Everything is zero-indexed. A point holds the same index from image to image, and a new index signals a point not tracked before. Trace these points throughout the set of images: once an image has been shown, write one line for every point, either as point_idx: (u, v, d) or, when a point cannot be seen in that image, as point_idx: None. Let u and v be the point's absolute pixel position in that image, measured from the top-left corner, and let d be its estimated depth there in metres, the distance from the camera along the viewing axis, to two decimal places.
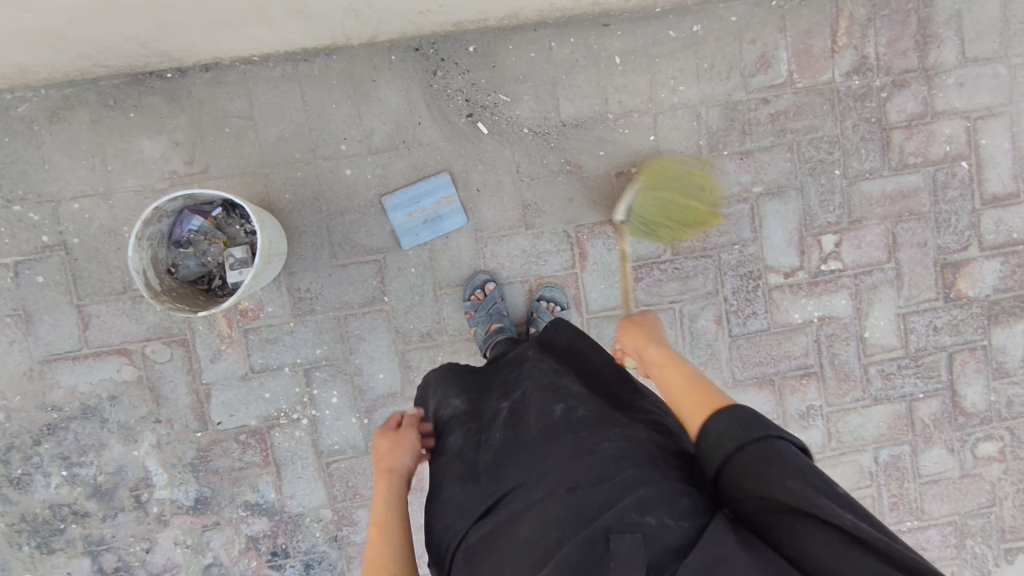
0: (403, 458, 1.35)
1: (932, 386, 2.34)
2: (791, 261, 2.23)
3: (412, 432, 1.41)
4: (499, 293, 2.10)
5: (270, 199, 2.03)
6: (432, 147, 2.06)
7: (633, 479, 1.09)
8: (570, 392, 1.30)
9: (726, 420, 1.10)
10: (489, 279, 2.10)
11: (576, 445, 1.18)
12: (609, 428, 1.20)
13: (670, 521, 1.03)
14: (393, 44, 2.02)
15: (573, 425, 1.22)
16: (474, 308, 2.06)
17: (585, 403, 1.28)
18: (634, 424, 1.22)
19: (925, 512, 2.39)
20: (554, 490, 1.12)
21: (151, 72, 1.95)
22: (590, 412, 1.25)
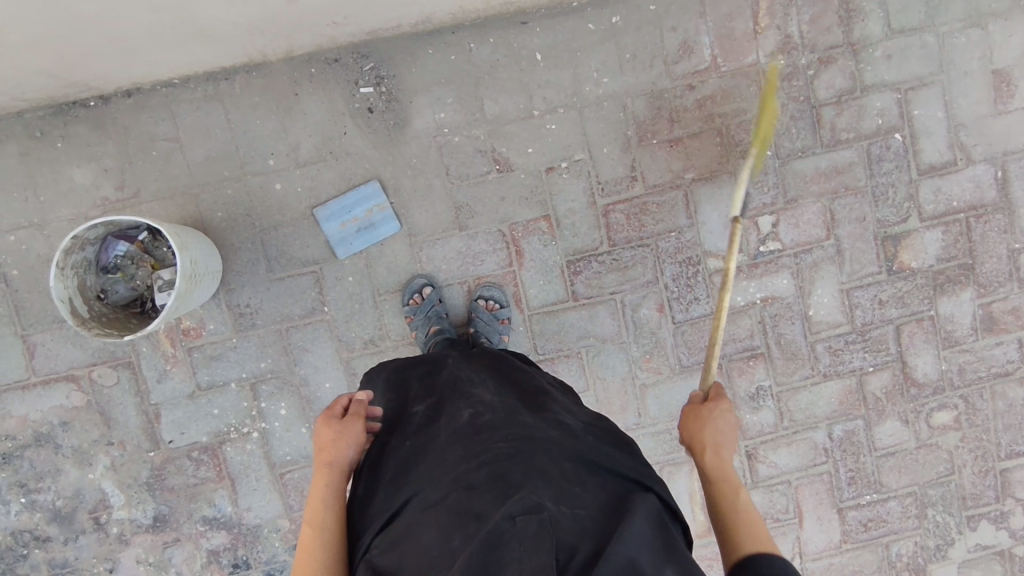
0: (347, 452, 1.30)
1: (881, 359, 2.34)
2: (730, 245, 2.24)
3: (358, 424, 1.35)
4: (438, 294, 2.13)
5: (202, 218, 2.05)
6: (360, 156, 2.08)
7: (529, 474, 1.15)
8: (481, 401, 1.41)
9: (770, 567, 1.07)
10: (426, 282, 2.13)
11: (479, 444, 1.25)
12: (511, 429, 1.29)
13: (568, 511, 1.09)
14: (312, 57, 2.04)
15: (477, 427, 1.31)
16: (413, 313, 2.08)
17: (492, 410, 1.38)
18: (536, 428, 1.31)
19: (883, 484, 2.39)
20: (455, 485, 1.17)
21: (74, 101, 1.97)
22: (495, 416, 1.35)
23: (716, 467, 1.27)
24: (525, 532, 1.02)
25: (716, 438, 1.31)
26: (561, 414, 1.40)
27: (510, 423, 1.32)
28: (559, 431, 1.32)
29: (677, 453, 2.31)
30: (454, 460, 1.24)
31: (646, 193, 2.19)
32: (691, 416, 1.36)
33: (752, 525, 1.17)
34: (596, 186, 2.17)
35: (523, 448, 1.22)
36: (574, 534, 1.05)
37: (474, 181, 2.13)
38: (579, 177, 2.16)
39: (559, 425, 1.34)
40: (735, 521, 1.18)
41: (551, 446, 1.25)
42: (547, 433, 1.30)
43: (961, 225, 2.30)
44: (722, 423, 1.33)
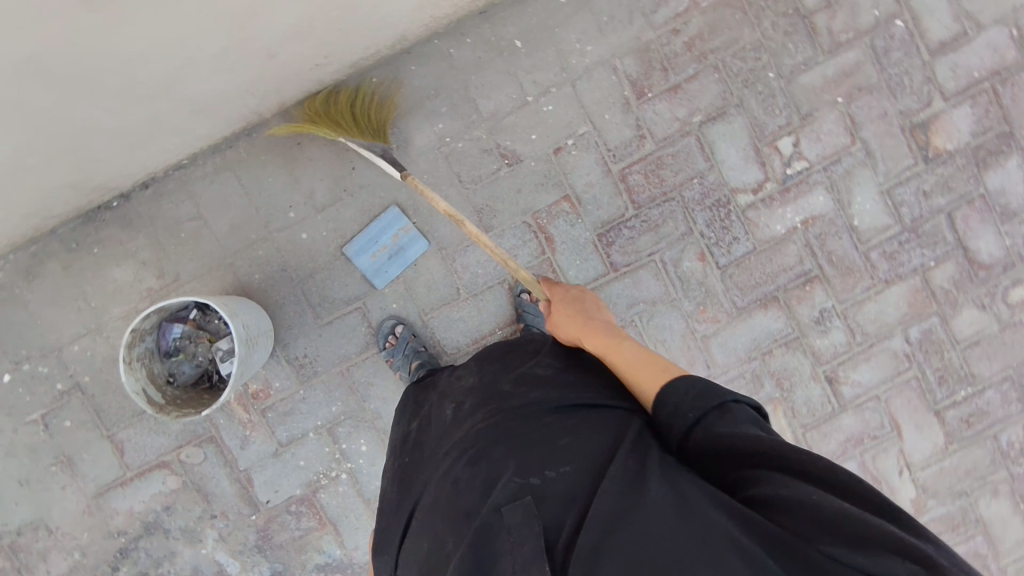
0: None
1: (940, 251, 2.26)
2: (756, 176, 2.20)
3: None
4: (411, 329, 2.14)
5: (242, 284, 2.11)
6: (372, 186, 2.12)
7: (507, 450, 1.20)
8: (463, 389, 1.46)
9: (683, 387, 1.17)
10: (396, 321, 2.14)
11: (469, 433, 1.30)
12: (493, 405, 1.34)
13: (553, 472, 1.13)
14: (304, 104, 2.09)
15: (462, 417, 1.37)
16: (391, 353, 2.09)
17: (472, 395, 1.43)
18: (517, 395, 1.35)
19: (975, 376, 2.31)
20: (445, 483, 1.24)
21: (99, 206, 2.06)
22: (474, 399, 1.40)
23: (594, 340, 1.41)
24: (512, 516, 1.07)
25: (582, 323, 1.46)
26: (540, 370, 1.43)
27: (493, 401, 1.36)
28: (538, 390, 1.35)
29: (756, 395, 2.27)
30: (444, 455, 1.31)
31: (658, 147, 2.17)
32: (554, 319, 1.53)
33: (643, 363, 1.30)
34: (607, 154, 2.16)
35: (506, 423, 1.27)
36: (560, 498, 1.08)
37: (487, 180, 2.14)
38: (588, 150, 2.16)
39: (542, 384, 1.37)
40: (631, 369, 1.31)
41: (531, 409, 1.29)
42: (527, 398, 1.33)
43: (989, 94, 2.22)
44: (569, 306, 1.53)
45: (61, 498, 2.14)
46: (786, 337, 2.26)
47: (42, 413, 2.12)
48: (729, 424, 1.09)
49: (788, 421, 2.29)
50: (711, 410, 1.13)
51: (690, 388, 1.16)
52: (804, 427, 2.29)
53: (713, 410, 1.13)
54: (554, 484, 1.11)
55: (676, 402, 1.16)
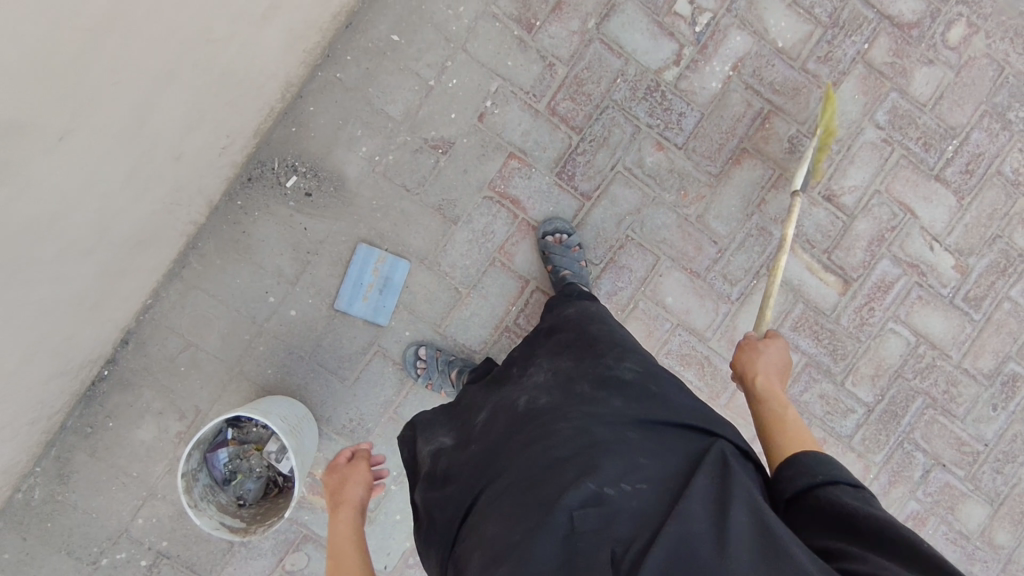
0: (355, 489, 1.48)
1: (868, 31, 2.25)
2: (670, 48, 2.18)
3: (362, 463, 1.55)
4: (433, 346, 2.13)
5: (261, 385, 2.08)
6: (331, 237, 2.09)
7: (591, 455, 1.21)
8: (539, 387, 1.52)
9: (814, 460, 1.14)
10: (417, 346, 2.13)
11: (552, 433, 1.31)
12: (571, 406, 1.38)
13: (630, 487, 1.15)
14: (229, 192, 2.03)
15: (542, 418, 1.38)
16: (428, 377, 2.08)
17: (552, 399, 1.44)
18: (595, 400, 1.38)
19: (955, 127, 2.31)
20: (518, 478, 1.26)
21: (91, 382, 2.02)
22: (550, 397, 1.45)
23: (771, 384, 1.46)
24: (585, 528, 1.10)
25: (771, 371, 1.51)
26: (618, 369, 1.48)
27: (574, 406, 1.38)
28: (616, 397, 1.39)
29: (771, 245, 2.26)
30: (516, 450, 1.33)
31: (570, 67, 2.15)
32: (749, 347, 1.59)
33: (801, 428, 1.30)
34: (527, 98, 2.14)
35: (589, 430, 1.28)
36: (636, 512, 1.10)
37: (433, 176, 2.11)
38: (509, 102, 2.13)
39: (621, 393, 1.40)
40: (787, 419, 1.33)
41: (613, 418, 1.32)
42: (609, 405, 1.36)
43: None
44: (771, 355, 1.55)
45: None
46: (771, 179, 2.25)
47: None
48: (853, 497, 1.04)
49: (810, 253, 2.29)
50: (841, 481, 1.08)
51: (827, 460, 1.13)
52: (826, 251, 2.29)
53: (843, 483, 1.08)
54: (630, 499, 1.12)
55: (806, 466, 1.13)
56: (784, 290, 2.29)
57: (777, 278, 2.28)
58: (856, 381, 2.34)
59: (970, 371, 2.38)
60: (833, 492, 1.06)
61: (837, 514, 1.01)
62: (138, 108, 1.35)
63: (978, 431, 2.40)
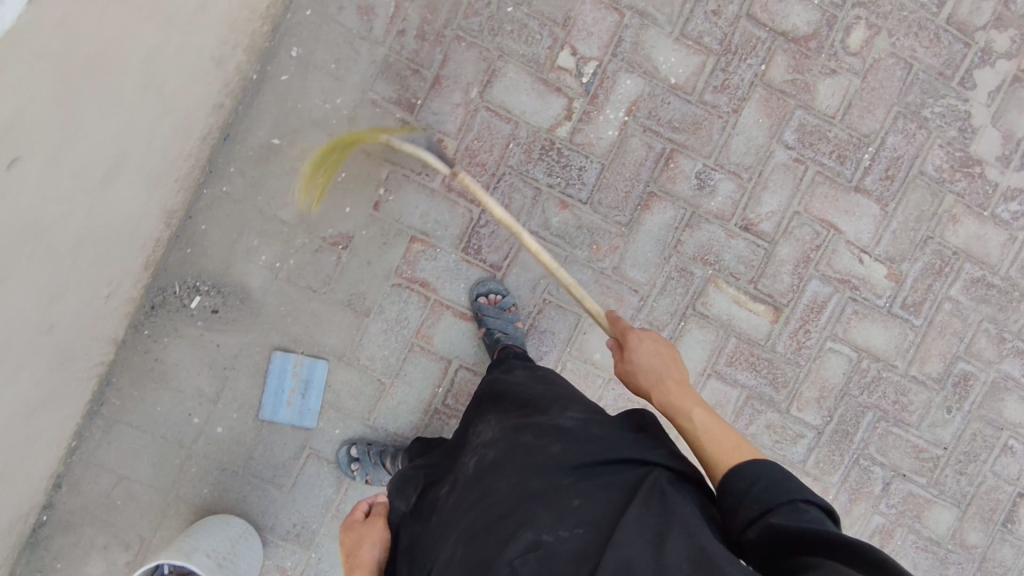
0: (371, 550, 1.44)
1: (763, 51, 2.17)
2: (559, 104, 2.12)
3: (376, 521, 1.51)
4: (364, 441, 2.12)
5: (199, 504, 2.11)
6: (245, 349, 2.08)
7: (530, 511, 1.17)
8: (485, 443, 1.42)
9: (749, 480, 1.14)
10: (348, 445, 2.12)
11: (493, 489, 1.26)
12: (513, 461, 1.30)
13: (567, 532, 1.11)
14: (135, 323, 2.04)
15: (481, 473, 1.31)
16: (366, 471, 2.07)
17: (494, 448, 1.36)
18: (535, 449, 1.31)
19: (869, 135, 2.23)
20: (460, 538, 1.20)
21: (33, 528, 2.05)
22: (495, 451, 1.36)
23: (662, 394, 1.45)
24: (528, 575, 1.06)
25: (657, 372, 1.50)
26: (562, 417, 1.39)
27: (512, 457, 1.31)
28: (559, 442, 1.31)
29: (693, 285, 2.22)
30: (460, 513, 1.26)
31: (459, 141, 2.10)
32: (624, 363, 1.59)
33: (715, 433, 1.29)
34: (420, 178, 2.10)
35: (526, 483, 1.24)
36: (570, 556, 1.07)
37: (337, 273, 2.09)
38: (402, 186, 2.09)
39: (562, 437, 1.32)
40: (701, 427, 1.32)
41: (551, 466, 1.26)
42: (547, 451, 1.30)
43: None
44: (642, 355, 1.55)
45: None
46: (684, 219, 2.19)
47: None
48: (792, 517, 1.03)
49: (735, 286, 2.24)
50: (776, 504, 1.07)
51: (760, 477, 1.13)
52: (752, 282, 2.24)
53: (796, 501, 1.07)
54: (566, 543, 1.10)
55: (743, 494, 1.12)
56: (715, 327, 2.24)
57: (703, 316, 2.23)
58: (801, 407, 2.30)
59: (919, 377, 2.33)
60: (773, 517, 1.05)
61: (780, 535, 1.00)
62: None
63: (935, 436, 2.36)
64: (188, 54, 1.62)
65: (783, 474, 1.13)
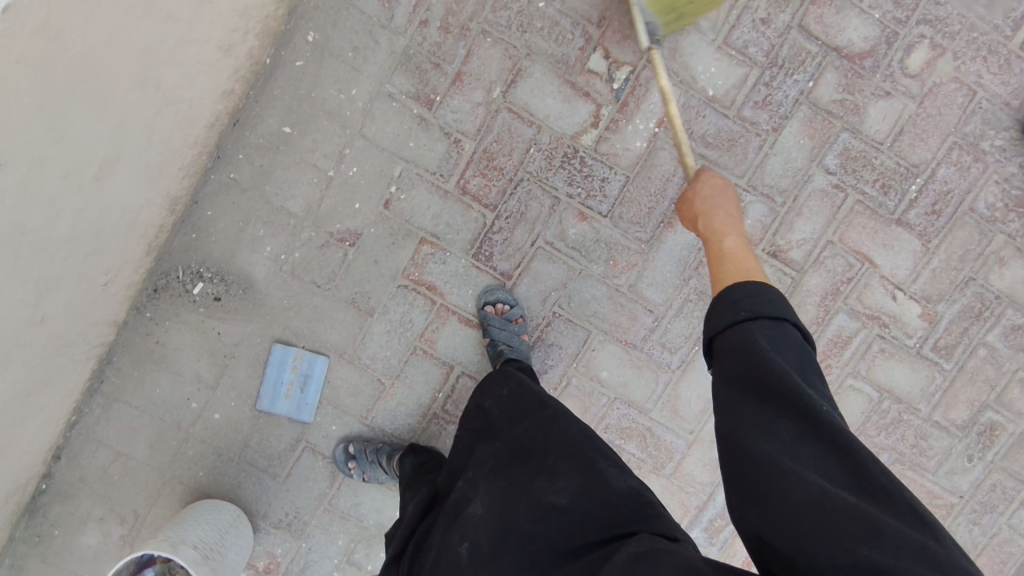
0: None
1: (812, 67, 2.02)
2: (587, 110, 2.00)
3: None
4: (362, 439, 2.10)
5: (194, 486, 2.12)
6: (246, 338, 2.06)
7: None
8: (473, 519, 1.32)
9: (748, 296, 1.20)
10: (345, 443, 2.11)
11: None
12: (510, 555, 1.24)
13: None
14: (137, 305, 2.02)
15: (475, 565, 1.24)
16: (362, 470, 2.05)
17: (485, 529, 1.29)
18: (531, 539, 1.25)
19: (918, 165, 2.07)
20: None
21: (32, 495, 2.09)
22: (485, 538, 1.27)
23: (711, 222, 1.48)
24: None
25: (709, 201, 1.51)
26: (554, 488, 1.31)
27: (508, 547, 1.25)
28: (554, 526, 1.25)
29: None
30: None
31: (477, 142, 2.00)
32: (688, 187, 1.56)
33: (735, 260, 1.37)
34: (434, 178, 2.01)
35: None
36: None
37: (342, 270, 2.04)
38: (415, 186, 2.01)
39: (554, 521, 1.26)
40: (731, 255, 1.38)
41: (548, 561, 1.21)
42: (545, 542, 1.24)
43: None
44: (707, 188, 1.53)
45: None
46: None
47: None
48: (774, 336, 1.13)
49: None
50: (761, 317, 1.16)
51: (754, 294, 1.20)
52: None
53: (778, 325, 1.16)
54: None
55: (737, 298, 1.20)
56: None
57: None
58: None
59: (942, 423, 2.21)
60: (756, 330, 1.14)
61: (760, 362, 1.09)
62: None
63: (952, 483, 2.25)
64: (191, 49, 1.57)
65: (774, 294, 1.20)
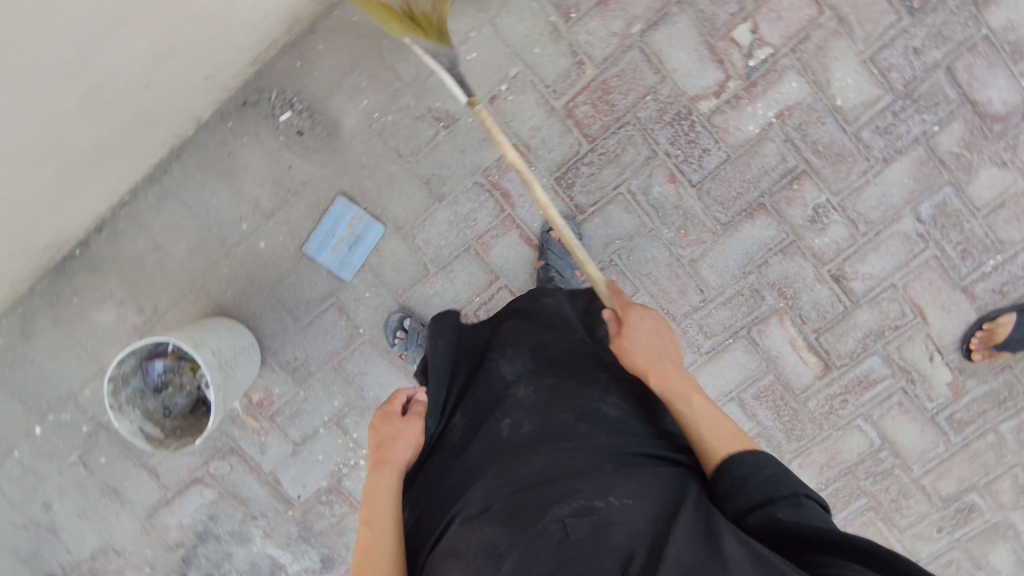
0: (405, 450, 1.41)
1: (943, 112, 2.00)
2: (715, 77, 1.97)
3: (416, 419, 1.44)
4: (419, 318, 2.12)
5: (217, 303, 2.14)
6: (315, 181, 2.06)
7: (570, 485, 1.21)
8: (521, 404, 1.40)
9: (751, 467, 1.21)
10: (403, 314, 2.13)
11: (534, 458, 1.29)
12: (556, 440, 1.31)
13: (617, 501, 1.17)
14: (223, 112, 2.02)
15: (520, 441, 1.33)
16: (405, 348, 2.09)
17: (529, 416, 1.38)
18: (577, 432, 1.33)
19: (1004, 242, 2.08)
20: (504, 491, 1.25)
21: (64, 257, 2.11)
22: (534, 424, 1.36)
23: (666, 377, 1.42)
24: (579, 535, 1.11)
25: (653, 355, 1.46)
26: (602, 401, 1.40)
27: (551, 434, 1.33)
28: (599, 429, 1.34)
29: (758, 309, 2.14)
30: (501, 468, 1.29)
31: (600, 71, 1.98)
32: (620, 339, 1.49)
33: (716, 424, 1.33)
34: (547, 91, 2.00)
35: (566, 459, 1.27)
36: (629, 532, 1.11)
37: (428, 148, 2.03)
38: (525, 91, 2.00)
39: (600, 423, 1.35)
40: (699, 421, 1.34)
41: (588, 449, 1.29)
42: (587, 435, 1.32)
43: None
44: (639, 335, 1.49)
45: (119, 523, 2.35)
46: (781, 243, 2.09)
47: (79, 453, 2.28)
48: (797, 512, 1.11)
49: (797, 329, 2.15)
50: (778, 498, 1.14)
51: (760, 468, 1.21)
52: (817, 331, 2.15)
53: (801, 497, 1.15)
54: (618, 513, 1.14)
55: (741, 479, 1.20)
56: (759, 358, 2.18)
57: (755, 343, 2.16)
58: (803, 465, 2.25)
59: (927, 489, 2.26)
60: (778, 510, 1.12)
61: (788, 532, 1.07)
62: (82, 52, 1.37)
63: (914, 546, 2.30)
64: None
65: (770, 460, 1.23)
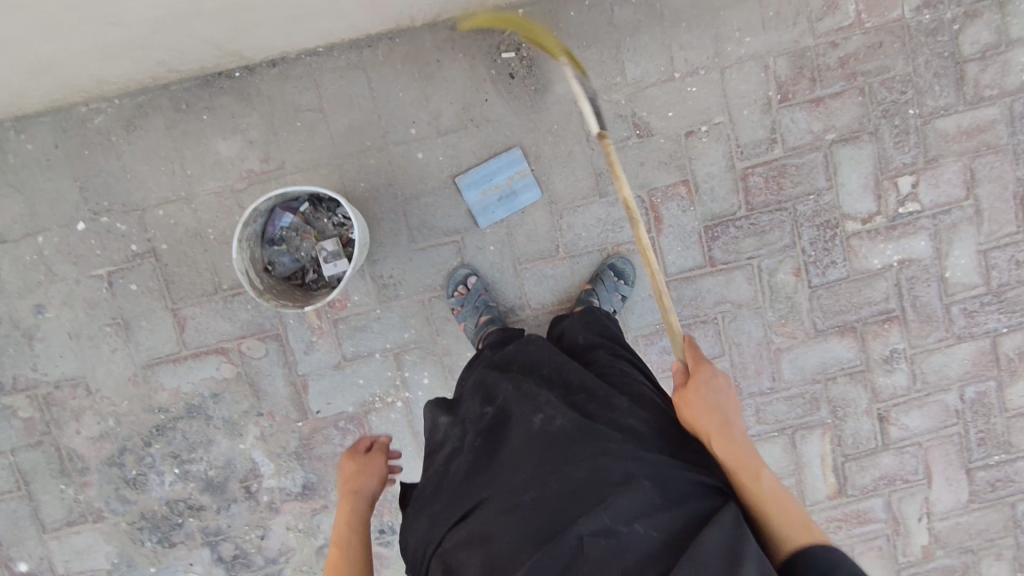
0: (370, 484, 1.47)
1: (1017, 321, 2.30)
2: (869, 206, 2.21)
3: (379, 458, 1.52)
4: (484, 283, 2.11)
5: (347, 189, 2.05)
6: (501, 123, 2.07)
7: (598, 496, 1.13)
8: (549, 399, 1.29)
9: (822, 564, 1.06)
10: (470, 271, 2.11)
11: (561, 459, 1.17)
12: (589, 440, 1.20)
13: (642, 529, 1.09)
14: (454, 22, 2.02)
15: (548, 436, 1.23)
16: (460, 304, 2.06)
17: (563, 411, 1.26)
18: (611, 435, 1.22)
19: (1012, 445, 2.38)
20: (527, 491, 1.16)
21: (220, 73, 1.97)
22: (568, 421, 1.24)
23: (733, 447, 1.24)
24: (594, 559, 1.07)
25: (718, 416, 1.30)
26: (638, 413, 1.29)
27: (584, 434, 1.22)
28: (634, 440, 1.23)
29: (810, 417, 2.32)
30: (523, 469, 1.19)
31: (786, 155, 2.17)
32: (688, 396, 1.33)
33: (784, 504, 1.17)
34: (735, 149, 2.15)
35: (603, 469, 1.16)
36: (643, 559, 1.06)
37: (614, 146, 2.12)
38: (718, 141, 2.15)
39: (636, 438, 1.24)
40: (763, 498, 1.18)
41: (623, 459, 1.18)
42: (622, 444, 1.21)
43: None
44: (716, 391, 1.34)
45: (109, 360, 2.08)
46: (852, 368, 2.29)
47: (109, 271, 2.03)
48: None
49: (831, 447, 2.34)
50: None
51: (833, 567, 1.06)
52: (846, 456, 2.35)
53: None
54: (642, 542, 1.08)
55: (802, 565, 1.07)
56: (790, 459, 2.35)
57: (794, 445, 2.33)
58: None
59: None
60: None
61: None
62: None
63: None
64: None
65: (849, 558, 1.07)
